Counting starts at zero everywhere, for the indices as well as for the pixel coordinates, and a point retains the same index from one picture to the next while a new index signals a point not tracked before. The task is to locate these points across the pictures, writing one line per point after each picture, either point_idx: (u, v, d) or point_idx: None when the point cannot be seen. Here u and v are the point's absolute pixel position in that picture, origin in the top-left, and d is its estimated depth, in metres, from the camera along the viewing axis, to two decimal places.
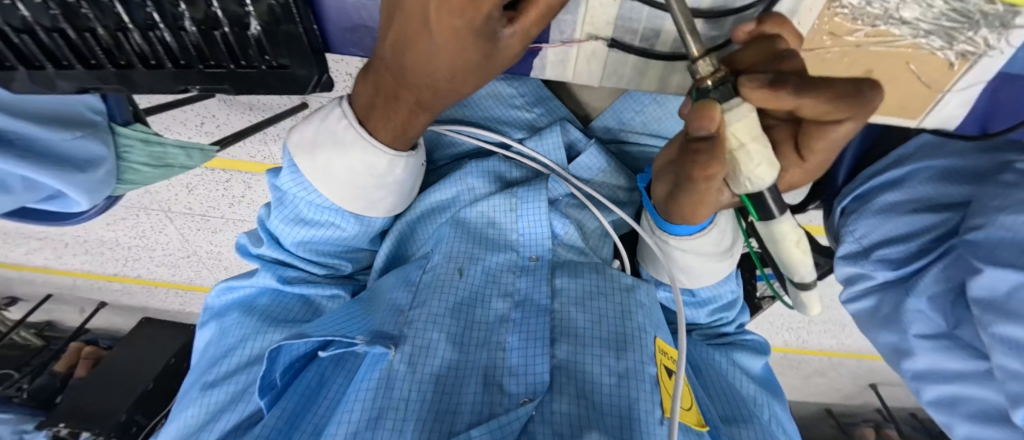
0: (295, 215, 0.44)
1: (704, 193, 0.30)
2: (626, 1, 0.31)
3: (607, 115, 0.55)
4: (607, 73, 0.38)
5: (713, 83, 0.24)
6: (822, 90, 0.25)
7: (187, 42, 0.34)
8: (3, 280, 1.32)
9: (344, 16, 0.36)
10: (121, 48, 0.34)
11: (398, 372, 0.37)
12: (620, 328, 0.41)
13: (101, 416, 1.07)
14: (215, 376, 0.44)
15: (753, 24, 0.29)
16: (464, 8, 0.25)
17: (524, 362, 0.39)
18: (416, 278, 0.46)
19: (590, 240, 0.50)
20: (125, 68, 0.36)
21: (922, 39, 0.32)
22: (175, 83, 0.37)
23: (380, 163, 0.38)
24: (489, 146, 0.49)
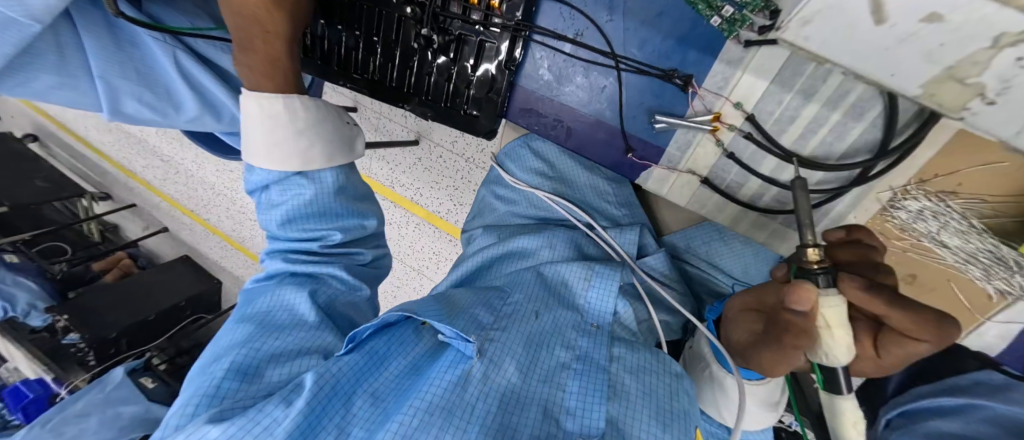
0: (275, 211, 0.46)
1: (782, 357, 0.34)
2: (723, 157, 0.43)
3: (679, 236, 0.65)
4: (691, 200, 0.48)
5: (818, 268, 0.31)
6: (911, 309, 0.29)
7: (428, 82, 0.51)
8: (150, 188, 1.65)
9: (527, 99, 0.51)
10: (390, 73, 0.53)
11: (473, 377, 0.40)
12: (667, 405, 0.42)
13: (97, 325, 1.21)
14: (253, 314, 0.44)
15: (848, 232, 0.35)
16: None
17: (582, 407, 0.41)
18: (496, 306, 0.50)
19: (643, 329, 0.54)
20: (383, 85, 0.54)
21: (963, 265, 0.39)
22: (404, 103, 0.54)
23: (263, 112, 0.42)
24: (578, 221, 0.61)
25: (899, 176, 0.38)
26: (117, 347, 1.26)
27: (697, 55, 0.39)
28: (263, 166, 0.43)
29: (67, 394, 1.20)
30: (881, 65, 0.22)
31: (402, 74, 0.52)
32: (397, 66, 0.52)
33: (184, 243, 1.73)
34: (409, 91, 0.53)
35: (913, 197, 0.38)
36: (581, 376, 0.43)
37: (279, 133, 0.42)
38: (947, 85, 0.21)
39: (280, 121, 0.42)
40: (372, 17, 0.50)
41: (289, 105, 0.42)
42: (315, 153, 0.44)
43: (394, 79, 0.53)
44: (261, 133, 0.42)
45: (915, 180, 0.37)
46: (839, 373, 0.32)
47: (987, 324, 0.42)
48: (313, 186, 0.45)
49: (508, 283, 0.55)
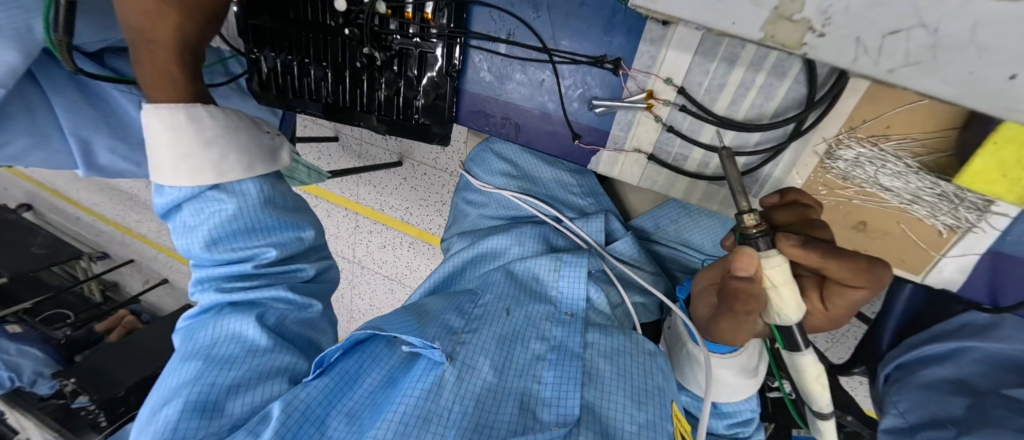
0: (197, 229, 0.45)
1: (739, 323, 0.35)
2: (665, 132, 0.45)
3: (646, 217, 0.67)
4: (642, 179, 0.49)
5: (756, 232, 0.32)
6: (842, 258, 0.33)
7: (379, 99, 0.53)
8: (141, 243, 1.67)
9: (474, 102, 0.53)
10: (342, 95, 0.55)
11: (447, 381, 0.42)
12: (641, 384, 0.44)
13: (105, 385, 1.21)
14: (202, 346, 0.44)
15: (783, 196, 0.38)
16: None
17: (557, 396, 0.42)
18: (468, 309, 0.52)
19: (618, 313, 0.56)
20: (337, 108, 0.56)
21: (908, 205, 0.40)
22: (359, 120, 0.55)
23: (169, 126, 0.41)
24: (546, 216, 0.62)
25: (831, 127, 0.39)
26: (127, 405, 1.22)
27: (622, 38, 0.41)
28: (171, 183, 0.42)
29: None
30: (722, 16, 0.23)
31: (354, 94, 0.54)
32: (347, 88, 0.54)
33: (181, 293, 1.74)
34: (361, 109, 0.54)
35: (847, 145, 0.39)
36: (555, 366, 0.45)
37: (187, 143, 0.41)
38: (782, 26, 0.22)
39: (186, 133, 0.41)
40: (314, 44, 0.51)
41: (195, 112, 0.42)
42: (229, 162, 0.43)
43: (346, 100, 0.54)
44: (169, 149, 0.41)
45: (846, 129, 0.39)
46: (793, 330, 0.33)
47: (945, 260, 0.43)
48: (235, 199, 0.44)
49: (480, 285, 0.57)
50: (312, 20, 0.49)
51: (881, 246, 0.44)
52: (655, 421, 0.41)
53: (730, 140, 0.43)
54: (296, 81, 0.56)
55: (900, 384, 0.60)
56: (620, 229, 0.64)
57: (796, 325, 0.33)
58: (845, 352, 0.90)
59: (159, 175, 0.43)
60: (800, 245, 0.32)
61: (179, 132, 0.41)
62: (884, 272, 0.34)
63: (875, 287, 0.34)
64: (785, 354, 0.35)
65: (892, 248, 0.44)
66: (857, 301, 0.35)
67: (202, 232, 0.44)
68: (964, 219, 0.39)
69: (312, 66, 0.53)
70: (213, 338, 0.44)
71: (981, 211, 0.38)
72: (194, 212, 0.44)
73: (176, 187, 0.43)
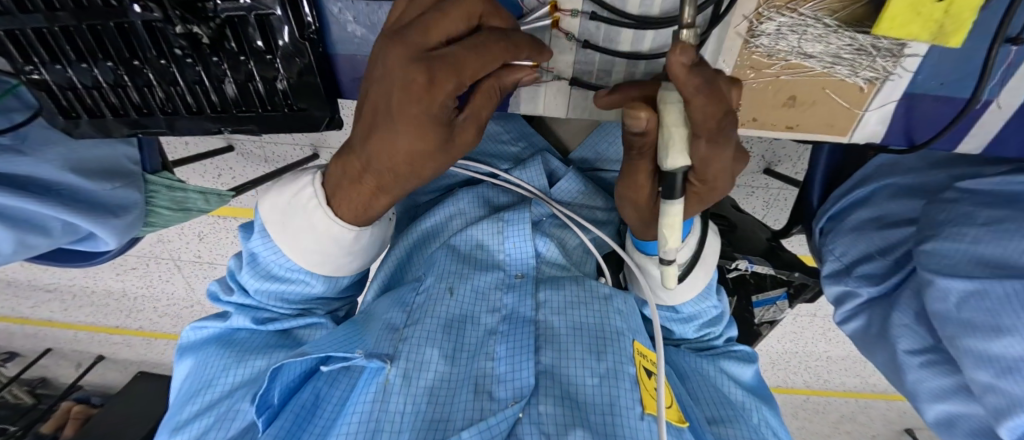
0: (267, 272, 0.57)
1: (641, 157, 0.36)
2: (581, 49, 0.41)
3: (585, 148, 0.64)
4: (570, 107, 0.46)
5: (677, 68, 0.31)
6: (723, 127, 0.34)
7: (227, 94, 0.46)
8: (65, 305, 1.54)
9: (353, 68, 0.47)
10: (177, 99, 0.46)
11: (394, 384, 0.47)
12: (599, 335, 0.50)
13: None
14: (199, 400, 0.54)
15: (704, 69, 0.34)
16: (422, 107, 0.35)
17: (512, 369, 0.48)
18: (411, 300, 0.57)
19: (574, 255, 0.61)
20: (173, 114, 0.48)
21: (831, 68, 0.39)
22: (213, 124, 0.49)
23: (344, 233, 0.51)
24: (479, 174, 0.57)
25: (748, 3, 0.36)
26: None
27: None
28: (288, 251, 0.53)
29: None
30: None
31: (197, 95, 0.46)
32: (183, 89, 0.45)
33: (134, 339, 1.67)
34: (210, 110, 0.47)
35: (766, 18, 0.37)
36: (506, 338, 0.51)
37: (329, 250, 0.52)
38: None
39: (343, 243, 0.52)
40: (112, 41, 0.41)
41: (357, 237, 0.52)
42: (352, 262, 0.55)
43: (184, 104, 0.47)
44: (306, 233, 0.51)
45: (762, 0, 0.36)
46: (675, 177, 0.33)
47: (867, 114, 0.44)
48: (326, 281, 0.57)
49: (424, 268, 0.59)
50: (90, 6, 0.37)
51: (810, 116, 0.45)
52: (614, 369, 0.47)
53: (648, 46, 0.40)
54: (111, 93, 0.46)
55: (834, 237, 0.70)
56: (560, 168, 0.63)
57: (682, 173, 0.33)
58: (779, 214, 1.02)
59: (274, 227, 0.52)
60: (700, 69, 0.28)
61: (330, 239, 0.51)
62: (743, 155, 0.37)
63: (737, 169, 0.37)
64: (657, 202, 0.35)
65: (820, 114, 0.44)
66: (727, 169, 0.33)
67: (281, 286, 0.57)
68: (881, 69, 0.39)
69: (120, 67, 0.43)
70: (210, 388, 0.55)
71: (896, 57, 0.38)
72: (292, 272, 0.55)
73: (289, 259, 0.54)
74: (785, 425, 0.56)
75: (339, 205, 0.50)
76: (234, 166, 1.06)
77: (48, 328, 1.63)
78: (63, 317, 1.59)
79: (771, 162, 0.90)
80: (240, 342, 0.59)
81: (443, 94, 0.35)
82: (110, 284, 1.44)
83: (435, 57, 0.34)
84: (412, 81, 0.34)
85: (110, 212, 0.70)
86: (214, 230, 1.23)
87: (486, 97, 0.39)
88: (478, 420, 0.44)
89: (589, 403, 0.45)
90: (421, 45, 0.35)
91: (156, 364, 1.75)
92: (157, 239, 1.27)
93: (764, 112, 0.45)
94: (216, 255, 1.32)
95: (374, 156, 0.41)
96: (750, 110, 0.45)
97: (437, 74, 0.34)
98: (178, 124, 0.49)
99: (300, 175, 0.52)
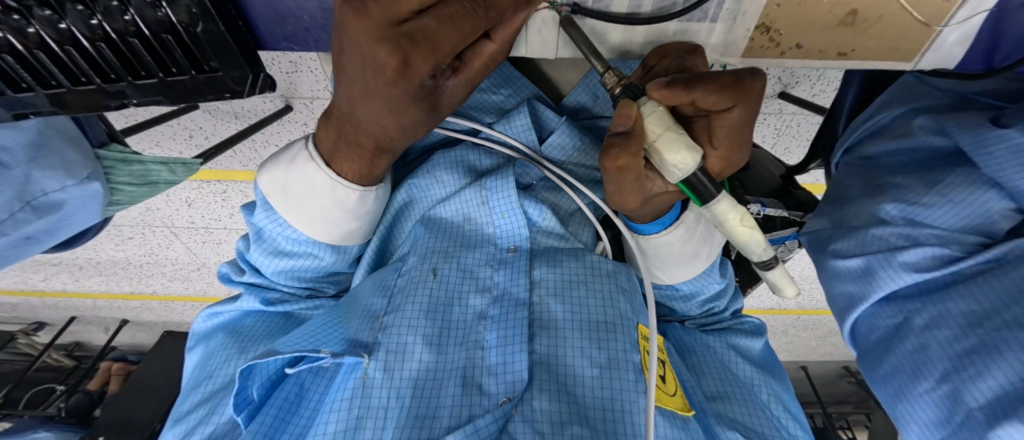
0: (274, 248, 0.54)
1: (627, 183, 0.38)
2: None
3: (580, 90, 0.55)
4: (560, 43, 0.38)
5: (621, 89, 0.33)
6: (709, 83, 0.32)
7: (114, 56, 0.38)
8: (71, 278, 1.49)
9: (270, 7, 0.38)
10: (55, 67, 0.39)
11: (373, 379, 0.41)
12: (600, 319, 0.44)
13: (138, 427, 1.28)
14: (200, 395, 0.52)
15: (679, 51, 0.36)
16: (398, 81, 0.31)
17: (502, 362, 0.42)
18: (392, 282, 0.49)
19: (571, 223, 0.53)
20: (56, 88, 0.40)
21: None
22: (113, 97, 0.42)
23: (352, 197, 0.47)
24: (459, 133, 0.50)
25: None
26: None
27: None
28: (297, 226, 0.50)
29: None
30: None
31: (77, 58, 0.38)
32: (58, 51, 0.37)
33: (150, 305, 1.65)
34: (100, 80, 0.40)
35: None
36: (496, 324, 0.45)
37: (334, 215, 0.48)
38: None
39: (345, 206, 0.48)
40: None
41: (361, 199, 0.48)
42: (360, 229, 0.52)
43: (63, 74, 0.39)
44: (307, 201, 0.47)
45: None
46: (698, 181, 0.34)
47: (944, 31, 0.34)
48: (336, 254, 0.54)
49: (408, 244, 0.52)
50: None
51: (869, 36, 0.35)
52: (615, 358, 0.42)
53: None
54: None
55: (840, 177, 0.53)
56: (552, 118, 0.53)
57: (696, 172, 0.34)
58: (794, 142, 0.92)
59: (274, 198, 0.48)
60: (666, 86, 0.33)
61: (332, 203, 0.47)
62: (758, 81, 0.33)
63: (754, 108, 0.34)
64: (705, 211, 0.36)
65: (881, 32, 0.34)
66: (732, 122, 0.35)
67: (290, 262, 0.54)
68: None
69: None
70: (211, 378, 0.52)
71: None
72: (298, 244, 0.52)
73: (297, 230, 0.50)
74: (795, 398, 0.52)
75: (336, 166, 0.46)
76: (204, 126, 0.94)
77: (65, 299, 1.60)
78: (78, 288, 1.55)
79: (788, 85, 0.78)
80: (245, 329, 0.56)
81: (419, 75, 0.31)
82: (110, 255, 1.38)
83: (404, 34, 0.29)
84: (382, 64, 0.30)
85: (90, 205, 0.58)
86: (199, 197, 1.14)
87: (482, 56, 0.33)
88: (466, 421, 0.39)
89: (589, 398, 0.40)
90: (389, 16, 0.29)
91: (178, 324, 1.75)
92: (144, 209, 1.18)
93: (813, 34, 0.35)
94: (211, 219, 1.24)
95: (350, 105, 0.38)
96: (794, 31, 0.35)
97: (410, 56, 0.29)
98: (66, 96, 0.41)
99: (290, 148, 0.48)
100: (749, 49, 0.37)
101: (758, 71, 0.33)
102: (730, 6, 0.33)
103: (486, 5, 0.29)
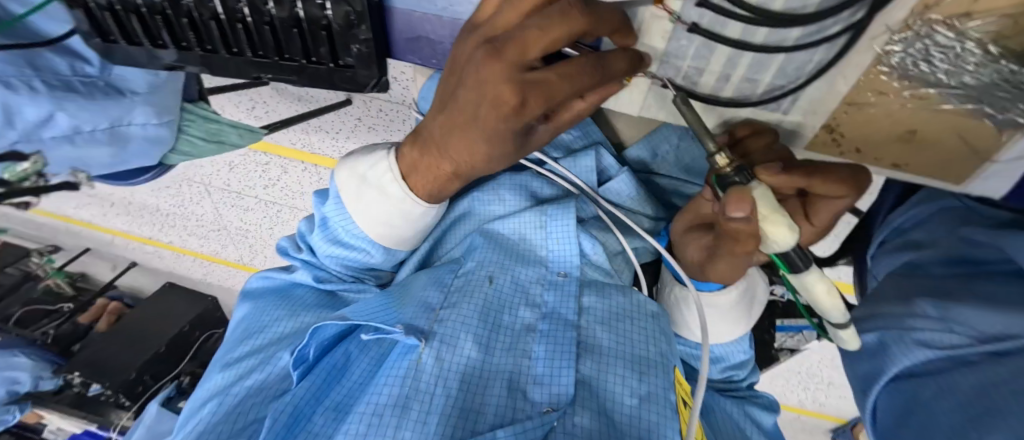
0: (334, 237, 0.58)
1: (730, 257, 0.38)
2: (674, 41, 0.35)
3: (642, 145, 0.59)
4: (644, 104, 0.43)
5: (732, 170, 0.33)
6: (827, 174, 0.36)
7: (271, 38, 0.45)
8: (106, 213, 1.56)
9: (409, 26, 0.44)
10: (221, 37, 0.46)
11: (427, 364, 0.44)
12: (641, 353, 0.47)
13: (114, 371, 1.34)
14: (247, 349, 0.56)
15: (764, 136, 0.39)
16: (509, 118, 0.35)
17: (549, 373, 0.45)
18: (449, 281, 0.53)
19: (617, 263, 0.56)
20: (213, 52, 0.47)
21: (971, 105, 0.33)
22: (256, 69, 0.48)
23: (415, 208, 0.52)
24: (527, 163, 0.56)
25: (896, 13, 0.28)
26: (145, 383, 1.38)
27: None
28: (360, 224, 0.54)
29: (120, 434, 1.33)
30: None
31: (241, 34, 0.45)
32: (230, 25, 0.44)
33: (168, 255, 1.71)
34: (251, 54, 0.47)
35: (910, 36, 0.29)
36: (545, 338, 0.48)
37: (396, 222, 0.53)
38: None
39: (409, 214, 0.52)
40: None
41: (422, 212, 0.52)
42: (415, 236, 0.56)
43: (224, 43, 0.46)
44: (376, 205, 0.52)
45: (918, 10, 0.27)
46: (793, 255, 0.34)
47: (993, 165, 0.37)
48: (387, 255, 0.58)
49: (465, 251, 0.56)
50: None
51: (923, 155, 0.39)
52: (654, 391, 0.44)
53: (762, 37, 0.32)
54: (158, 22, 0.45)
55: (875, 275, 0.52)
56: (613, 166, 0.57)
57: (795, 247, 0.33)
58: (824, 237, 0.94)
59: (347, 194, 0.53)
60: (781, 171, 0.35)
61: (397, 211, 0.52)
62: (862, 176, 0.37)
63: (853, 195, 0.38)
64: (792, 281, 0.36)
65: (934, 154, 0.38)
66: (836, 206, 0.38)
67: (345, 252, 0.58)
68: None
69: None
70: (262, 333, 0.57)
71: None
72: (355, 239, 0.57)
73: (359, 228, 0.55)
74: None
75: (411, 180, 0.50)
76: (267, 101, 1.02)
77: (92, 232, 1.67)
78: (108, 224, 1.62)
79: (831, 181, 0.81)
80: (296, 298, 0.61)
81: (530, 116, 0.35)
82: (151, 200, 1.46)
83: (529, 80, 0.33)
84: (502, 101, 0.34)
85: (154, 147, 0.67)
86: (247, 164, 1.21)
87: (572, 111, 0.38)
88: (511, 420, 0.42)
89: (626, 422, 0.43)
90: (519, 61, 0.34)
91: (189, 279, 1.80)
92: (196, 165, 1.26)
93: (873, 142, 0.39)
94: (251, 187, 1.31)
95: (447, 130, 0.42)
96: (857, 137, 0.38)
97: (528, 99, 0.34)
98: (216, 61, 0.48)
99: (374, 151, 0.53)
100: (812, 143, 0.41)
101: (857, 165, 0.38)
102: (804, 104, 0.37)
103: (603, 67, 0.34)
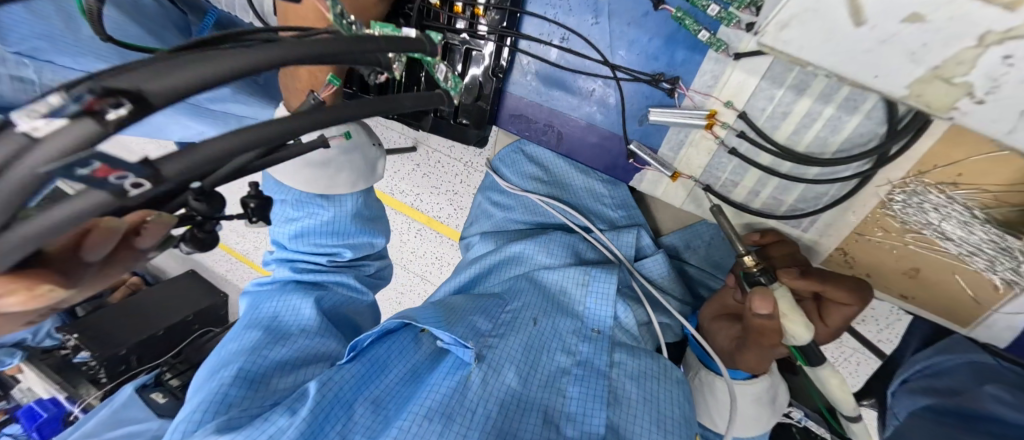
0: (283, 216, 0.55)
1: (758, 349, 0.41)
2: (717, 157, 0.44)
3: (677, 236, 0.67)
4: (686, 200, 0.50)
5: (758, 270, 0.40)
6: (835, 280, 0.40)
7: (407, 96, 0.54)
8: None
9: (517, 106, 0.53)
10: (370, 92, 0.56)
11: (472, 383, 0.46)
12: (669, 413, 0.47)
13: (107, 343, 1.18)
14: (253, 324, 0.52)
15: (779, 244, 0.45)
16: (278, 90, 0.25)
17: (582, 413, 0.46)
18: (495, 313, 0.55)
19: (643, 332, 0.58)
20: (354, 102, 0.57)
21: (966, 257, 0.38)
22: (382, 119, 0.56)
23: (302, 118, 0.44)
24: (577, 225, 0.63)
25: (897, 170, 0.37)
26: (128, 364, 1.21)
27: (683, 54, 0.40)
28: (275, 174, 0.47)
29: (81, 411, 1.20)
30: None
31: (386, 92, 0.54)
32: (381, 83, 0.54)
33: None
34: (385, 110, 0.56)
35: (911, 190, 0.37)
36: (580, 381, 0.49)
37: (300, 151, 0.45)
38: None
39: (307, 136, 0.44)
40: None
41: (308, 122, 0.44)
42: (339, 177, 0.47)
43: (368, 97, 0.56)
44: None
45: (914, 172, 0.37)
46: (812, 348, 0.38)
47: (994, 315, 0.41)
48: (334, 208, 0.52)
49: (509, 289, 0.60)
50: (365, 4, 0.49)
51: (928, 293, 0.43)
52: None
53: (788, 166, 0.41)
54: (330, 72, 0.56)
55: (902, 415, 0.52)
56: (650, 247, 0.65)
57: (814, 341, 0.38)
58: None
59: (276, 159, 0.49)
60: (799, 275, 0.40)
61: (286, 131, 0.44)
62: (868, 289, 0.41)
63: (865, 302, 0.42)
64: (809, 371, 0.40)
65: (937, 294, 0.43)
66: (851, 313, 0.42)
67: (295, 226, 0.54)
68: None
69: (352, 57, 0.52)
70: (269, 316, 0.53)
71: None
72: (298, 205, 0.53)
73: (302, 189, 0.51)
74: None
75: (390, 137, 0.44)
76: None
77: None
78: None
79: None
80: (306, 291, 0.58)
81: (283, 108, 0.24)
82: None
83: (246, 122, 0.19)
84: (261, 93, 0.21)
85: None
86: None
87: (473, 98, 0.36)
88: None
89: None
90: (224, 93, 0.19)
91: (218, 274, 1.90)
92: None
93: (881, 272, 0.44)
94: None
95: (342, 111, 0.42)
96: (867, 266, 0.44)
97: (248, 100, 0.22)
98: None
99: None
100: (827, 261, 0.47)
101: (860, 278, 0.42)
102: (821, 227, 0.44)
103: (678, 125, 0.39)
